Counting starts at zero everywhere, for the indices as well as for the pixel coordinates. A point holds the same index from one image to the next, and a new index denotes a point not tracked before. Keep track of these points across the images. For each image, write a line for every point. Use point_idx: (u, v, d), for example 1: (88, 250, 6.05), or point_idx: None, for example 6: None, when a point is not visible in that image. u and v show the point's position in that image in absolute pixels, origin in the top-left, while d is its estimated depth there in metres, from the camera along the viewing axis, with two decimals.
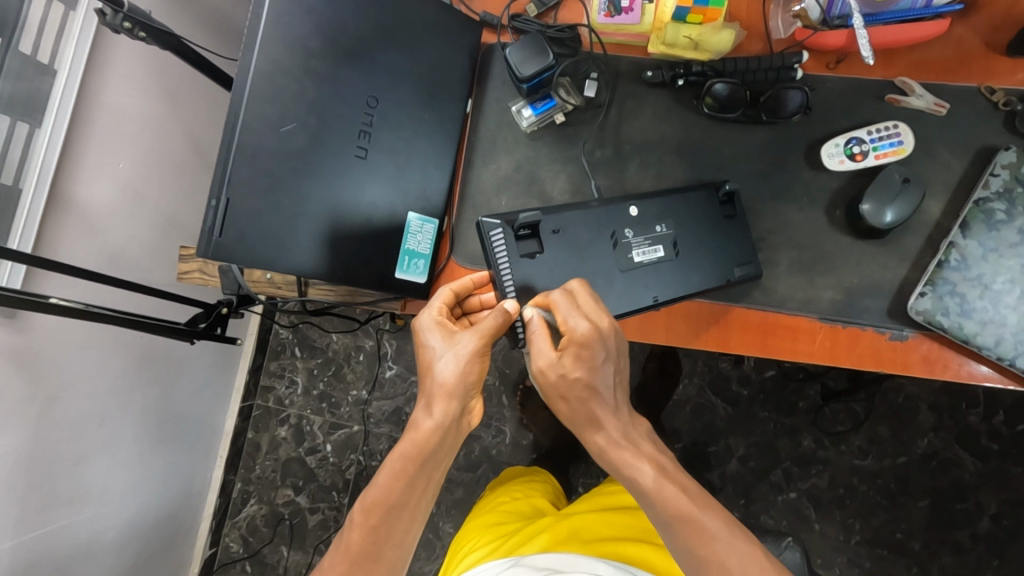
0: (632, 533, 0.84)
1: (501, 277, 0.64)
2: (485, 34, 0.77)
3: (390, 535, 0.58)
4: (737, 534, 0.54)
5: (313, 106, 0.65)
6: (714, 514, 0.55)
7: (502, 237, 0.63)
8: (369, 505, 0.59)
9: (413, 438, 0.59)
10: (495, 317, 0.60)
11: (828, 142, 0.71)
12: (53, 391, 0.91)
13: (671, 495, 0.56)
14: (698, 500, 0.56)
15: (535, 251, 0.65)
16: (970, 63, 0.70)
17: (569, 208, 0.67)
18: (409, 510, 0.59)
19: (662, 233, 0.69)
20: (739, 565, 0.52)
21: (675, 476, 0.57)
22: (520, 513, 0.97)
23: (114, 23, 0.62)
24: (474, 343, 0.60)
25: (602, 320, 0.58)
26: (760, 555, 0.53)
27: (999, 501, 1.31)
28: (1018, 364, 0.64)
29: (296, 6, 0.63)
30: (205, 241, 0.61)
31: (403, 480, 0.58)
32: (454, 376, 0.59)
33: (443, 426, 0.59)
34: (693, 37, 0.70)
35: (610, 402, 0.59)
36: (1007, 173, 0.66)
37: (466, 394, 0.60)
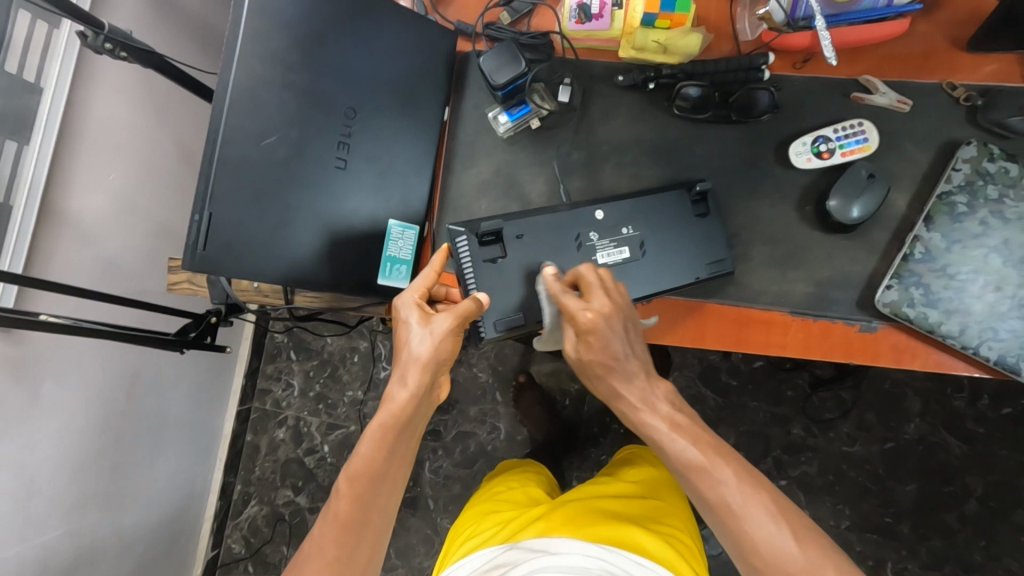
0: (627, 517, 0.86)
1: (465, 278, 0.67)
2: (461, 43, 0.78)
3: (376, 500, 0.61)
4: (740, 478, 0.58)
5: (292, 117, 0.66)
6: (725, 462, 0.59)
7: (466, 244, 0.66)
8: (353, 474, 0.61)
9: (389, 408, 0.61)
10: (469, 302, 0.63)
11: (795, 140, 0.73)
12: (52, 401, 0.94)
13: (682, 446, 0.60)
14: (708, 448, 0.60)
15: (498, 257, 0.67)
16: (934, 59, 0.72)
17: (533, 215, 0.69)
18: (389, 478, 0.62)
19: (628, 235, 0.70)
20: (736, 499, 0.58)
21: (692, 431, 0.61)
22: (515, 502, 0.99)
23: (95, 44, 0.64)
24: (448, 323, 0.62)
25: (611, 305, 0.61)
26: (766, 495, 0.58)
27: (986, 483, 1.34)
28: (981, 352, 0.67)
29: (272, 21, 0.64)
30: (190, 254, 0.62)
31: (385, 448, 0.61)
32: (429, 353, 0.62)
33: (418, 396, 0.62)
34: (661, 41, 0.72)
35: (625, 368, 0.63)
36: (969, 167, 0.68)
37: (437, 369, 0.63)
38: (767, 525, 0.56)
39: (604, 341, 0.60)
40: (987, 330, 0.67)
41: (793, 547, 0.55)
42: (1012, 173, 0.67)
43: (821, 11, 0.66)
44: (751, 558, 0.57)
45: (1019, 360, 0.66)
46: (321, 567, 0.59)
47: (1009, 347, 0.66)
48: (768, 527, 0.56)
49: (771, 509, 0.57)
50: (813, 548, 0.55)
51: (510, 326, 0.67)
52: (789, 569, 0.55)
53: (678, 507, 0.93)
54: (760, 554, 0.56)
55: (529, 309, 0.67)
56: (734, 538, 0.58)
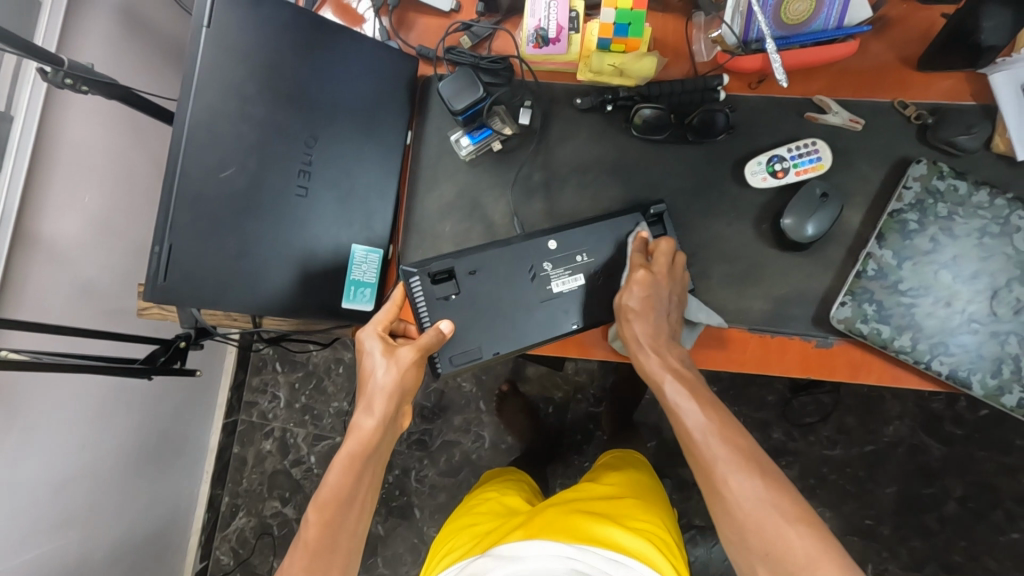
0: (595, 514, 0.86)
1: (420, 313, 0.69)
2: (423, 66, 0.80)
3: (345, 525, 0.61)
4: (718, 423, 0.60)
5: (251, 149, 0.67)
6: (711, 411, 0.61)
7: (420, 284, 0.68)
8: (322, 503, 0.61)
9: (357, 437, 0.63)
10: (431, 335, 0.65)
11: (751, 160, 0.74)
12: (32, 422, 0.95)
13: (675, 388, 0.62)
14: (702, 395, 0.62)
15: (452, 293, 0.69)
16: (886, 78, 0.73)
17: (485, 249, 0.70)
18: (358, 505, 0.63)
19: (582, 262, 0.72)
20: (714, 439, 0.59)
21: (690, 384, 0.62)
22: (494, 513, 1.00)
23: (56, 80, 0.65)
24: (412, 355, 0.64)
25: (668, 273, 0.68)
26: (746, 446, 0.59)
27: (965, 484, 1.35)
28: (932, 366, 0.68)
29: (230, 56, 0.65)
30: (151, 284, 0.63)
31: (353, 473, 0.62)
32: (393, 384, 0.63)
33: (385, 424, 0.63)
34: (617, 65, 0.73)
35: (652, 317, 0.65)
36: (919, 185, 0.69)
37: (402, 399, 0.65)
38: (739, 464, 0.58)
39: (659, 297, 0.66)
40: (938, 345, 0.68)
41: (762, 494, 0.56)
42: (961, 190, 0.69)
43: (771, 33, 0.65)
44: (723, 498, 0.58)
45: (970, 374, 0.67)
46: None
47: (960, 361, 0.67)
48: (739, 472, 0.57)
49: (746, 458, 0.58)
50: (781, 494, 0.56)
51: (463, 360, 0.69)
52: (747, 507, 0.56)
53: (653, 505, 0.92)
54: (731, 495, 0.57)
55: (483, 342, 0.70)
56: (710, 481, 0.59)
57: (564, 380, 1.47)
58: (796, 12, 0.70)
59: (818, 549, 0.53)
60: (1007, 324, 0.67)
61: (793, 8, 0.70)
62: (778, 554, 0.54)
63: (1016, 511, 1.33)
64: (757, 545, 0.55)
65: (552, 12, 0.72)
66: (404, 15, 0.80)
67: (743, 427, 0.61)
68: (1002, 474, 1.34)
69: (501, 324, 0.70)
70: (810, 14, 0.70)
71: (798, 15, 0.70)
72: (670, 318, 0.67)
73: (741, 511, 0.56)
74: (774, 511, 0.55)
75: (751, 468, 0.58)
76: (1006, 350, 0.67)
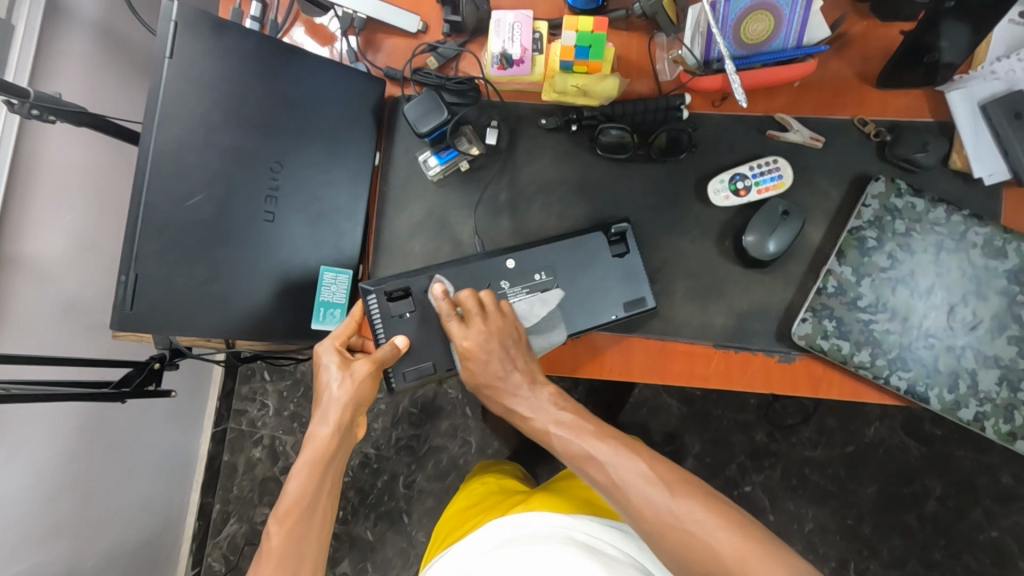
0: (600, 490, 0.76)
1: (376, 330, 0.69)
2: (390, 87, 0.80)
3: (308, 535, 0.62)
4: (622, 453, 0.62)
5: (216, 177, 0.68)
6: (605, 445, 0.63)
7: (376, 303, 0.69)
8: (283, 512, 0.62)
9: (314, 446, 0.63)
10: (385, 349, 0.66)
11: (714, 178, 0.75)
12: (19, 439, 0.96)
13: (565, 438, 0.64)
14: (593, 435, 0.64)
15: (407, 311, 0.70)
16: (845, 94, 0.74)
17: (441, 268, 0.71)
18: (320, 510, 0.64)
19: (541, 280, 0.72)
20: (619, 474, 0.60)
21: (575, 427, 0.64)
22: (490, 493, 0.87)
23: (23, 111, 0.65)
24: (367, 367, 0.64)
25: (492, 328, 0.65)
26: (653, 471, 0.60)
27: (944, 483, 1.36)
28: (891, 381, 0.69)
29: (193, 86, 0.66)
30: (118, 312, 0.64)
31: (313, 482, 0.63)
32: (348, 396, 0.64)
33: (341, 433, 0.64)
34: (580, 86, 0.74)
35: (509, 384, 0.66)
36: (877, 203, 0.71)
37: (358, 409, 0.66)
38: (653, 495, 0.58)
39: (501, 358, 0.65)
40: (896, 360, 0.69)
41: (681, 512, 0.57)
42: (919, 208, 0.70)
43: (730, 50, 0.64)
44: (652, 533, 0.57)
45: (927, 388, 0.69)
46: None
47: (917, 375, 0.69)
48: (653, 493, 0.58)
49: (655, 478, 0.60)
50: (693, 502, 0.58)
51: (418, 376, 0.70)
52: (671, 531, 0.56)
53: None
54: (653, 526, 0.57)
55: (438, 358, 0.71)
56: (632, 514, 0.59)
57: None
58: (756, 32, 0.70)
59: (749, 547, 0.55)
60: (962, 339, 0.68)
61: (752, 28, 0.70)
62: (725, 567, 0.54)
63: (995, 509, 1.35)
64: (691, 561, 0.55)
65: (516, 33, 0.73)
66: (371, 36, 0.80)
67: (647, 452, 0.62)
68: (981, 472, 1.36)
69: None
70: (769, 35, 0.70)
71: (757, 36, 0.70)
72: (526, 369, 0.67)
73: (664, 535, 0.57)
74: (698, 522, 0.56)
75: (663, 494, 0.58)
76: (963, 364, 0.68)
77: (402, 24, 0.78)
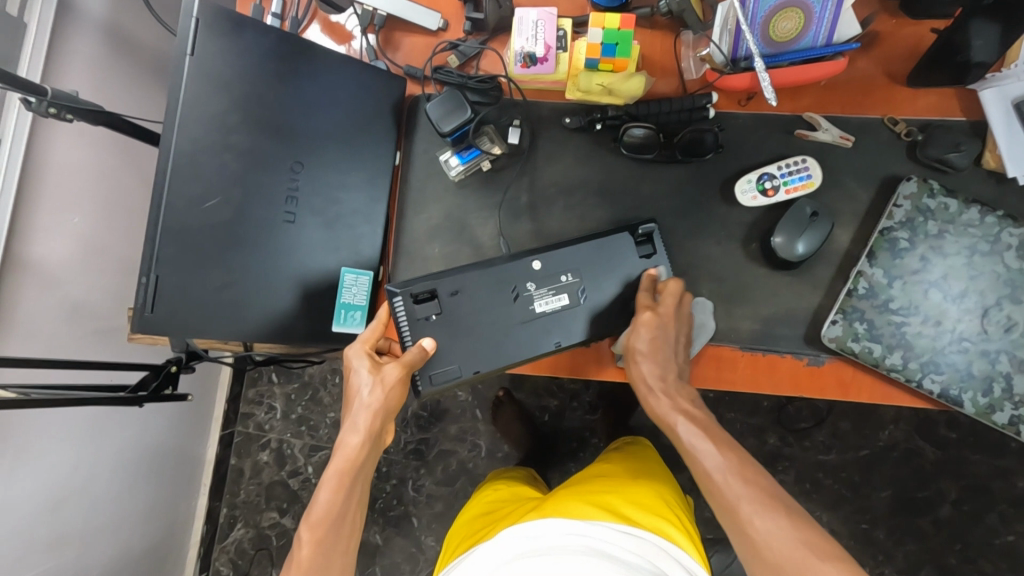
0: (618, 491, 0.72)
1: (403, 333, 0.68)
2: (411, 86, 0.79)
3: (337, 544, 0.61)
4: (740, 466, 0.60)
5: (234, 179, 0.67)
6: (728, 451, 0.62)
7: (403, 305, 0.67)
8: (312, 522, 0.61)
9: (343, 454, 0.62)
10: (414, 353, 0.64)
11: (741, 178, 0.73)
12: (23, 446, 0.93)
13: (690, 431, 0.63)
14: (717, 437, 0.63)
15: (434, 313, 0.68)
16: (873, 94, 0.73)
17: (466, 269, 0.69)
18: (349, 521, 0.63)
19: (567, 282, 0.71)
20: (729, 478, 0.60)
21: (706, 426, 0.63)
22: (504, 498, 0.85)
23: (39, 109, 0.64)
24: (397, 372, 0.63)
25: (676, 313, 0.67)
26: (765, 486, 0.59)
27: (959, 488, 1.35)
28: (924, 385, 0.68)
29: (212, 85, 0.65)
30: (137, 316, 0.63)
31: (342, 492, 0.61)
32: (378, 403, 0.62)
33: (370, 441, 0.63)
34: (605, 84, 0.73)
35: (663, 365, 0.66)
36: (909, 204, 0.69)
37: (388, 415, 0.64)
38: (766, 514, 0.57)
39: (668, 342, 0.66)
40: (929, 364, 0.68)
41: (787, 533, 0.56)
42: (951, 208, 0.69)
43: (759, 49, 0.63)
44: (754, 549, 0.56)
45: (961, 392, 0.67)
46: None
47: (950, 379, 0.67)
48: (766, 513, 0.57)
49: (767, 497, 0.58)
50: (800, 527, 0.56)
51: (446, 378, 0.68)
52: (772, 547, 0.55)
53: (658, 467, 0.82)
54: (755, 538, 0.56)
55: (465, 361, 0.69)
56: (738, 525, 0.58)
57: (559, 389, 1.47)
58: (785, 30, 0.69)
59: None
60: (996, 343, 0.67)
61: (781, 26, 0.69)
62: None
63: (1010, 514, 1.34)
64: None
65: (539, 31, 0.72)
66: (391, 35, 0.79)
67: (762, 466, 0.61)
68: (996, 477, 1.35)
69: (488, 352, 0.69)
70: (798, 32, 0.69)
71: (785, 34, 0.69)
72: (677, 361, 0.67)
73: (768, 552, 0.55)
74: (804, 551, 0.54)
75: (775, 511, 0.57)
76: (996, 368, 0.67)
77: (423, 22, 0.77)
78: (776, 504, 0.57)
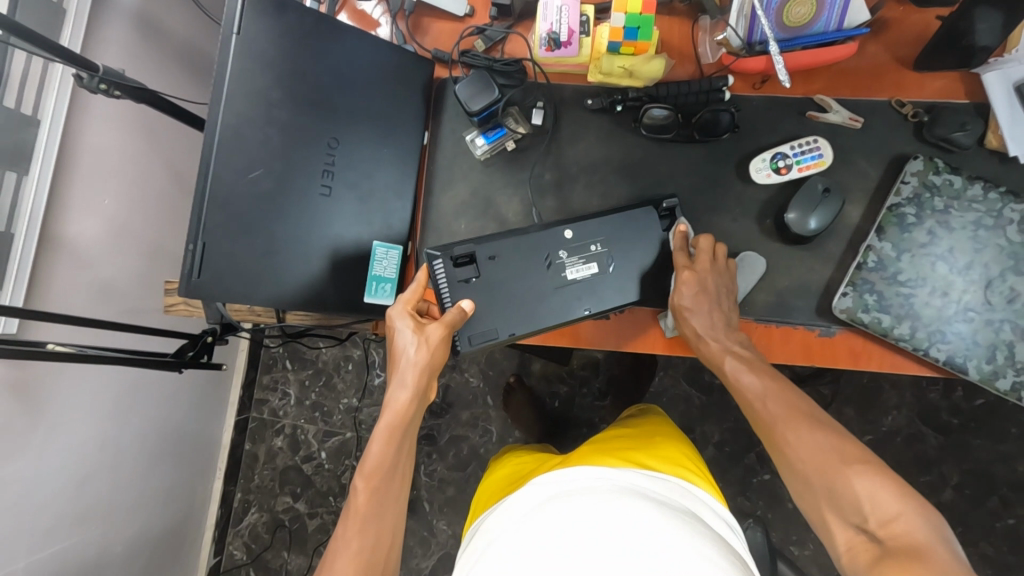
0: (641, 444, 0.77)
1: (442, 293, 0.72)
2: (438, 69, 0.83)
3: (390, 492, 0.66)
4: (781, 392, 0.67)
5: (277, 153, 0.70)
6: (764, 377, 0.67)
7: (442, 267, 0.71)
8: (367, 472, 0.66)
9: (394, 410, 0.68)
10: (453, 313, 0.68)
11: (755, 157, 0.77)
12: (56, 419, 0.95)
13: (734, 366, 0.68)
14: (762, 369, 0.68)
15: (471, 277, 0.72)
16: (882, 78, 0.77)
17: (501, 236, 0.74)
18: (399, 472, 0.68)
19: (596, 251, 0.75)
20: (764, 402, 0.66)
21: (752, 362, 0.68)
22: (528, 458, 0.88)
23: (91, 85, 0.67)
24: (439, 332, 0.67)
25: (712, 268, 0.71)
26: (799, 406, 0.65)
27: (961, 472, 1.38)
28: (931, 353, 0.71)
29: (258, 62, 0.68)
30: (185, 281, 0.67)
31: (393, 444, 0.67)
32: (422, 359, 0.67)
33: (417, 397, 0.68)
34: (626, 67, 0.76)
35: (709, 314, 0.70)
36: (916, 180, 0.73)
37: (432, 372, 0.69)
38: (805, 432, 0.63)
39: (712, 293, 0.70)
40: (936, 333, 0.71)
41: (819, 442, 0.62)
42: (957, 185, 0.72)
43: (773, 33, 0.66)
44: (795, 463, 0.62)
45: (966, 360, 0.71)
46: (349, 561, 0.62)
47: (956, 348, 0.71)
48: (800, 428, 0.63)
49: (802, 416, 0.64)
50: (831, 438, 0.62)
51: (483, 339, 0.72)
52: (807, 454, 0.62)
53: (671, 427, 0.86)
54: (793, 451, 0.63)
55: (500, 324, 0.73)
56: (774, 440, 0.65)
57: (569, 375, 1.49)
58: (798, 15, 0.73)
59: (880, 485, 0.57)
60: (1000, 313, 0.70)
61: (795, 11, 0.73)
62: (845, 500, 0.58)
63: (1011, 497, 1.37)
64: (821, 488, 0.60)
65: (563, 16, 0.74)
66: (420, 20, 0.82)
67: (800, 390, 0.67)
68: (997, 461, 1.38)
69: (515, 320, 0.73)
70: (811, 18, 0.73)
71: (799, 18, 0.73)
72: (723, 311, 0.71)
73: (805, 461, 0.62)
74: (836, 459, 0.60)
75: (809, 429, 0.63)
76: (1000, 337, 0.70)
77: (450, 7, 0.81)
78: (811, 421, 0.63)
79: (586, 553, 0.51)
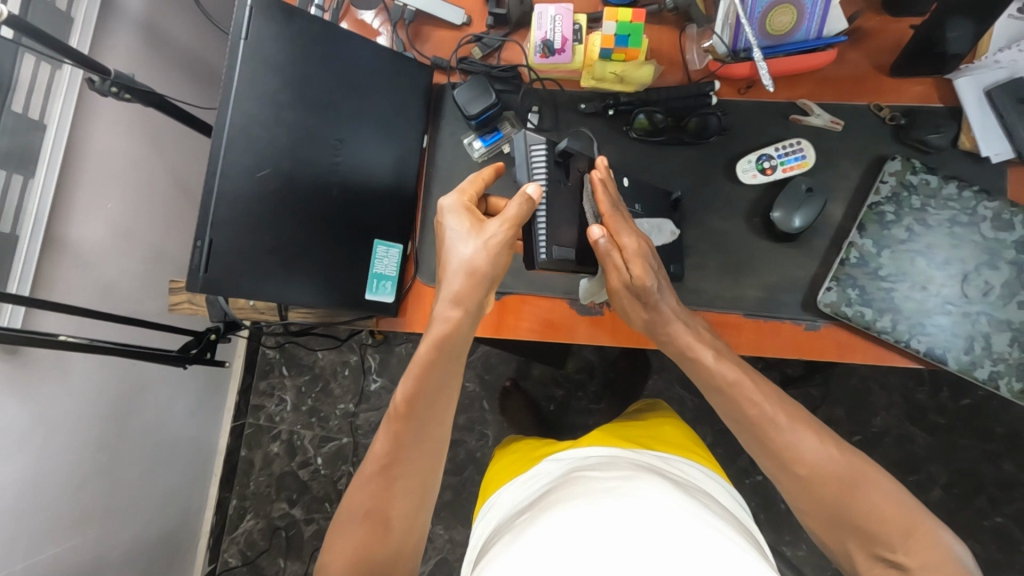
0: (649, 435, 0.79)
1: (534, 171, 0.69)
2: (437, 75, 0.86)
3: (427, 417, 0.65)
4: (780, 404, 0.65)
5: (283, 152, 0.72)
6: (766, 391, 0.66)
7: (542, 153, 0.70)
8: (407, 396, 0.64)
9: (443, 327, 0.64)
10: (520, 203, 0.64)
11: (741, 159, 0.81)
12: (56, 417, 0.96)
13: (725, 369, 0.67)
14: (746, 369, 0.68)
15: (563, 179, 0.71)
16: (862, 83, 0.81)
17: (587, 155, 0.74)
18: (442, 397, 0.65)
19: (637, 212, 0.76)
20: (777, 418, 0.64)
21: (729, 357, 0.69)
22: (534, 441, 0.90)
23: (103, 88, 0.70)
24: (502, 231, 0.64)
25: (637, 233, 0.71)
26: (811, 421, 0.65)
27: (948, 471, 1.41)
28: (911, 345, 0.74)
29: (266, 65, 0.71)
30: (193, 276, 0.68)
31: (434, 369, 0.64)
32: (482, 262, 0.64)
33: (467, 313, 0.65)
34: (618, 73, 0.79)
35: (661, 308, 0.69)
36: (894, 180, 0.77)
37: (488, 281, 0.66)
38: (816, 447, 0.62)
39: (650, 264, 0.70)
40: (916, 325, 0.74)
41: (834, 461, 0.62)
42: (932, 184, 0.76)
43: (756, 42, 0.68)
44: (808, 483, 0.62)
45: (945, 351, 0.73)
46: (373, 488, 0.64)
47: (936, 339, 0.73)
48: (811, 443, 0.63)
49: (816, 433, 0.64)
50: (845, 459, 0.62)
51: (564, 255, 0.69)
52: (823, 474, 0.61)
53: (668, 415, 0.89)
54: (807, 472, 0.62)
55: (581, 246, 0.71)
56: (776, 453, 0.64)
57: (565, 379, 1.51)
58: (781, 24, 0.76)
59: (895, 508, 0.60)
60: (977, 305, 0.73)
61: (777, 21, 0.76)
62: (870, 527, 0.59)
63: (998, 496, 1.39)
64: (841, 511, 0.60)
65: (556, 25, 0.77)
66: (420, 28, 0.86)
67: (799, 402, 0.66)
68: (985, 461, 1.40)
69: None
70: (792, 26, 0.76)
71: (781, 27, 0.76)
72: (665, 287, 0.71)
73: (818, 482, 0.62)
74: (848, 484, 0.61)
75: (824, 445, 0.63)
76: (977, 329, 0.73)
77: (449, 17, 0.84)
78: (825, 439, 0.63)
79: (624, 537, 0.51)
